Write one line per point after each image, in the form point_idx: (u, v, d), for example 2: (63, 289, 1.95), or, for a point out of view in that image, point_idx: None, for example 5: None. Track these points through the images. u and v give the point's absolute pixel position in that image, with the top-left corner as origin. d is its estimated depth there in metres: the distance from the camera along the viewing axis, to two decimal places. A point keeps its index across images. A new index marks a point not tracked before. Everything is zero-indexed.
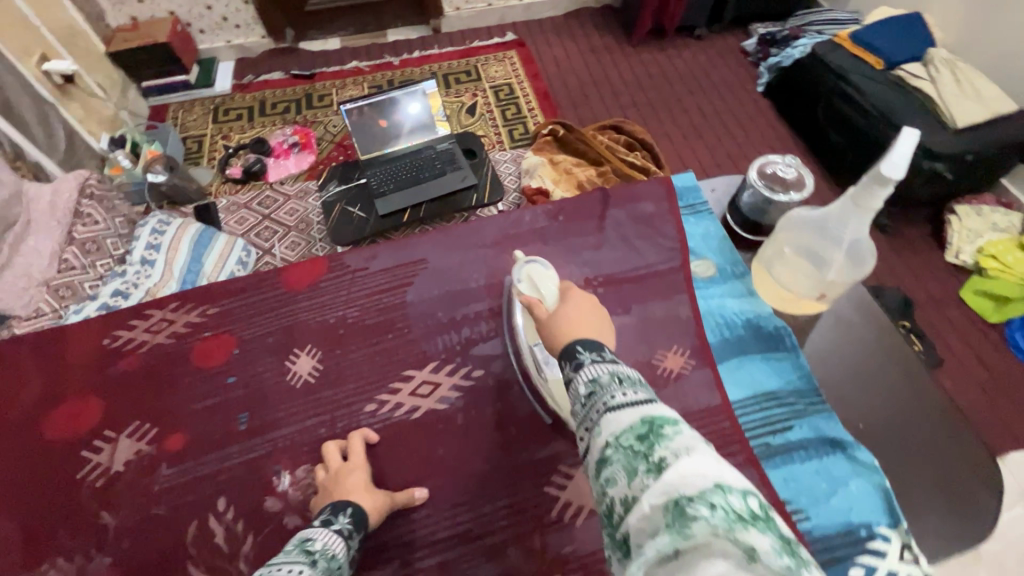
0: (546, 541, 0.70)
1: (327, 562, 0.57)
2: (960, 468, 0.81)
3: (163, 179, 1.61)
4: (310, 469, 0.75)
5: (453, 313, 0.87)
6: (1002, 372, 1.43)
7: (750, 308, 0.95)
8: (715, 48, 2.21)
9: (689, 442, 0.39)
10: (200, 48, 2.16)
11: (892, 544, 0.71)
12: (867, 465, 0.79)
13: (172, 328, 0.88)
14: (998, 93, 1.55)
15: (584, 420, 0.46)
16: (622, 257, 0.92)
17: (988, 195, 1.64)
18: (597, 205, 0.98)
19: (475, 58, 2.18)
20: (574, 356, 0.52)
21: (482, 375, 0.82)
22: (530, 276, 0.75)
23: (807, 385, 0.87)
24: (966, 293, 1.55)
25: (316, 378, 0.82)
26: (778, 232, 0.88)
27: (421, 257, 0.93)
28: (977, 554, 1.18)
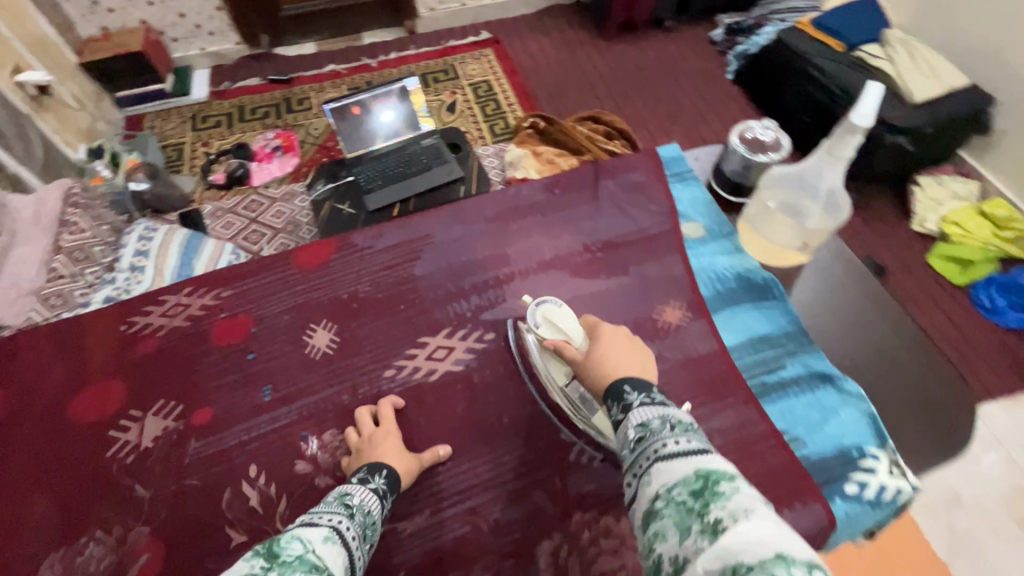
0: (566, 481, 0.75)
1: (364, 518, 0.59)
2: (943, 392, 0.85)
3: (146, 187, 1.62)
4: (337, 433, 0.77)
5: (460, 283, 0.90)
6: (971, 327, 1.52)
7: (736, 263, 0.97)
8: (684, 38, 2.29)
9: (744, 502, 0.41)
10: (174, 56, 2.14)
11: (881, 462, 0.76)
12: (855, 394, 0.82)
13: (187, 311, 0.89)
14: (951, 69, 1.65)
15: (635, 467, 0.51)
16: (617, 224, 0.96)
17: (947, 166, 1.75)
18: (589, 177, 1.02)
19: (452, 57, 2.21)
20: (623, 398, 0.58)
21: (494, 337, 0.85)
22: (548, 317, 0.78)
23: (796, 326, 0.90)
24: (933, 259, 1.63)
25: (334, 350, 0.84)
26: (759, 193, 0.93)
27: (425, 233, 0.95)
28: (959, 498, 1.25)
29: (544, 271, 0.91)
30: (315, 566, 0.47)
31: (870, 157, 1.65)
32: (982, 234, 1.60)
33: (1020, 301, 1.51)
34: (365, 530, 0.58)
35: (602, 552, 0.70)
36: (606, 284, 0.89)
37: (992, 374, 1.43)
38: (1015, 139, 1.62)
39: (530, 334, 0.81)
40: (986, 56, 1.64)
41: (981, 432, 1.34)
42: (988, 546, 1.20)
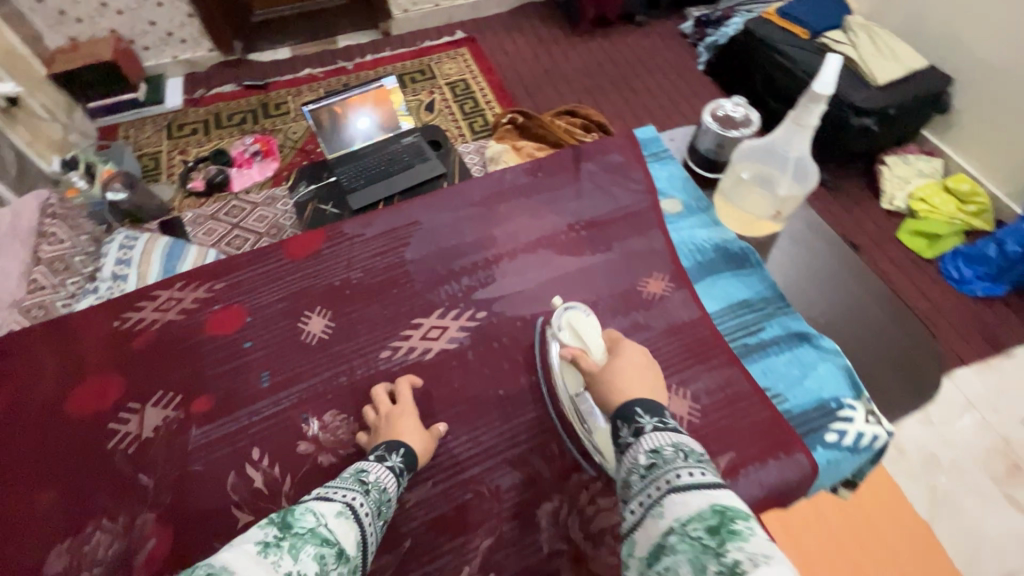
0: (563, 447, 0.77)
1: (379, 495, 0.60)
2: (913, 344, 0.88)
3: (124, 197, 1.59)
4: (337, 414, 0.78)
5: (450, 265, 0.92)
6: (941, 297, 1.58)
7: (715, 234, 0.99)
8: (655, 32, 2.34)
9: (763, 547, 0.40)
10: (146, 65, 2.12)
11: (858, 411, 0.79)
12: (831, 350, 0.84)
13: (180, 305, 0.89)
14: (911, 51, 1.71)
15: (643, 496, 0.49)
16: (599, 203, 0.99)
17: (912, 145, 1.82)
18: (570, 160, 1.04)
19: (428, 58, 2.22)
20: (634, 420, 0.57)
21: (485, 315, 0.87)
22: (572, 324, 0.76)
23: (775, 291, 0.92)
24: (903, 234, 1.70)
25: (330, 335, 0.85)
26: (729, 168, 0.97)
27: (413, 219, 0.97)
28: (937, 461, 1.31)
29: (531, 251, 0.93)
30: (327, 540, 0.49)
31: (838, 139, 1.70)
32: (948, 209, 1.67)
33: (986, 270, 1.56)
34: (380, 506, 0.59)
35: (600, 510, 0.72)
36: (591, 260, 0.92)
37: (962, 341, 1.50)
38: (974, 115, 1.69)
39: (552, 340, 0.80)
40: (943, 38, 1.71)
41: (955, 396, 1.40)
42: (967, 504, 1.25)
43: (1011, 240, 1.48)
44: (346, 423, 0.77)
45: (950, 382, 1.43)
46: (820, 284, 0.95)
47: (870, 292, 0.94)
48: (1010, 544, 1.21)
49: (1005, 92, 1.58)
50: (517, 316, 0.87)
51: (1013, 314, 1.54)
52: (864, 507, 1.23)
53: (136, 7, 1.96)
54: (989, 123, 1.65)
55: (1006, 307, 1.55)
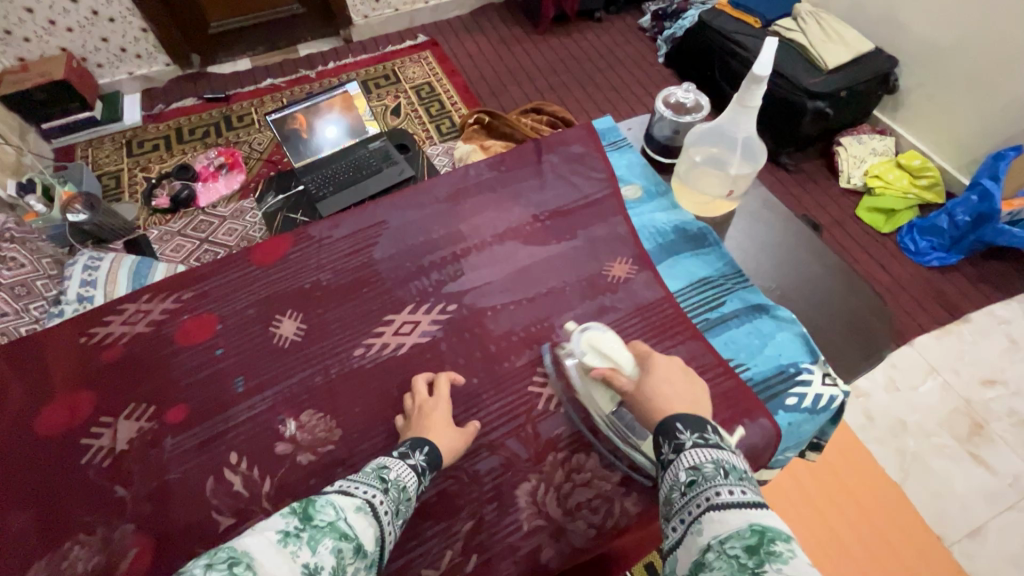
0: (538, 428, 0.78)
1: (398, 493, 0.60)
2: (862, 306, 0.93)
3: (85, 218, 1.55)
4: (313, 413, 0.78)
5: (419, 261, 0.93)
6: (900, 268, 1.65)
7: (674, 217, 1.00)
8: (615, 28, 2.38)
9: (803, 568, 0.41)
10: (101, 82, 2.07)
11: (816, 373, 0.81)
12: (788, 319, 0.87)
13: (148, 317, 0.88)
14: (857, 35, 1.77)
15: (684, 515, 0.51)
16: (562, 193, 1.01)
17: (865, 126, 1.89)
18: (531, 153, 1.06)
19: (391, 62, 2.23)
20: (675, 435, 0.58)
21: (456, 308, 0.88)
22: (593, 343, 0.74)
23: (732, 268, 0.93)
24: (861, 211, 1.76)
25: (302, 337, 0.85)
26: (683, 154, 0.99)
27: (380, 219, 0.98)
28: (905, 425, 1.36)
29: (498, 243, 0.95)
30: (346, 534, 0.50)
31: (795, 124, 1.75)
32: (901, 184, 1.75)
33: (939, 242, 1.64)
34: (397, 506, 0.59)
35: (576, 485, 0.74)
36: (557, 248, 0.94)
37: (922, 308, 1.56)
38: (922, 94, 1.76)
39: (574, 360, 0.78)
40: (885, 22, 1.78)
41: (918, 362, 1.46)
42: (935, 463, 1.31)
43: (960, 211, 1.57)
44: (323, 422, 0.77)
45: (914, 349, 1.49)
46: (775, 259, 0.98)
47: (821, 262, 0.98)
48: (976, 498, 1.27)
49: (950, 70, 1.65)
50: (487, 307, 0.88)
51: (968, 280, 1.61)
52: (838, 473, 1.28)
53: (87, 24, 1.92)
54: (935, 100, 1.73)
55: (961, 274, 1.62)
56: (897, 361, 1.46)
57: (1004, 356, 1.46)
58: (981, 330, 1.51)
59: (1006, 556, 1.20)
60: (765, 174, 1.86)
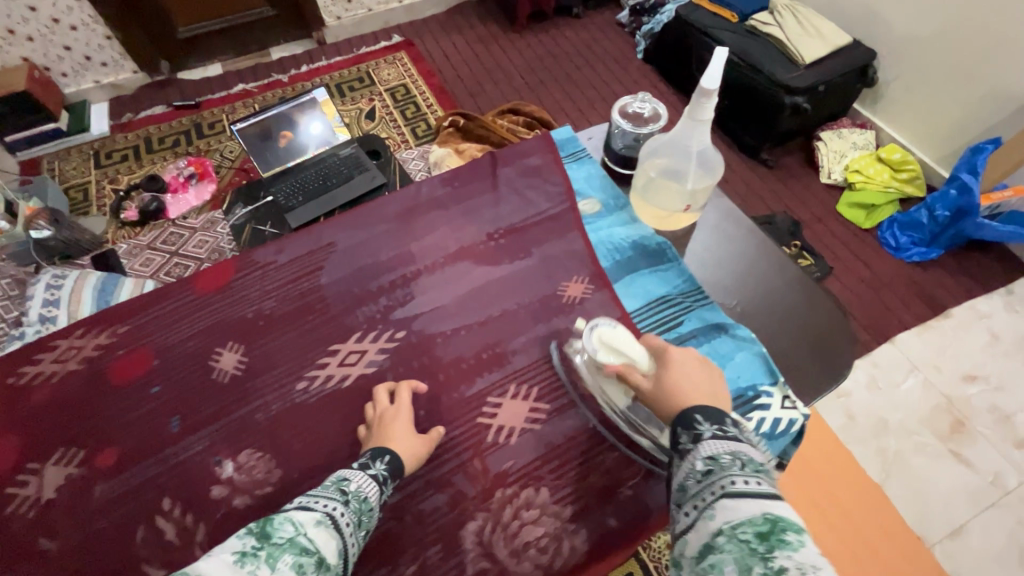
0: (486, 463, 0.75)
1: (359, 504, 0.60)
2: (824, 323, 0.89)
3: (49, 234, 1.51)
4: (252, 453, 0.75)
5: (367, 286, 0.90)
6: (880, 265, 1.63)
7: (633, 231, 0.97)
8: (593, 24, 2.35)
9: (814, 557, 0.41)
10: (66, 92, 2.02)
11: (775, 396, 0.78)
12: (747, 338, 0.84)
13: (81, 353, 0.85)
14: (834, 28, 1.75)
15: (697, 500, 0.50)
16: (518, 209, 0.98)
17: (845, 119, 1.86)
18: (487, 167, 1.04)
19: (366, 64, 2.18)
20: (694, 426, 0.57)
21: (405, 335, 0.85)
22: (605, 340, 0.74)
23: (691, 285, 0.91)
24: (841, 207, 1.74)
25: (243, 371, 0.82)
26: (640, 165, 0.92)
27: (328, 241, 0.94)
28: (886, 425, 1.35)
29: (450, 264, 0.92)
30: (306, 549, 0.50)
31: (773, 120, 1.73)
32: (883, 178, 1.73)
33: (920, 237, 1.63)
34: (360, 516, 0.59)
35: (524, 524, 0.71)
36: (511, 268, 0.92)
37: (901, 305, 1.54)
38: (902, 87, 1.74)
39: (584, 358, 0.78)
40: (862, 14, 1.76)
41: (900, 360, 1.45)
42: (916, 462, 1.30)
43: (939, 205, 1.57)
44: (262, 462, 0.74)
45: (895, 347, 1.47)
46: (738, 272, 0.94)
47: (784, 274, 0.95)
48: (958, 497, 1.26)
49: (930, 62, 1.63)
50: (437, 333, 0.85)
51: (949, 275, 1.60)
52: (824, 476, 1.25)
53: (48, 32, 1.86)
54: (915, 93, 1.71)
55: (942, 269, 1.61)
56: (878, 359, 1.45)
57: (985, 352, 1.45)
58: (962, 325, 1.50)
59: (985, 556, 1.20)
60: (745, 171, 1.84)
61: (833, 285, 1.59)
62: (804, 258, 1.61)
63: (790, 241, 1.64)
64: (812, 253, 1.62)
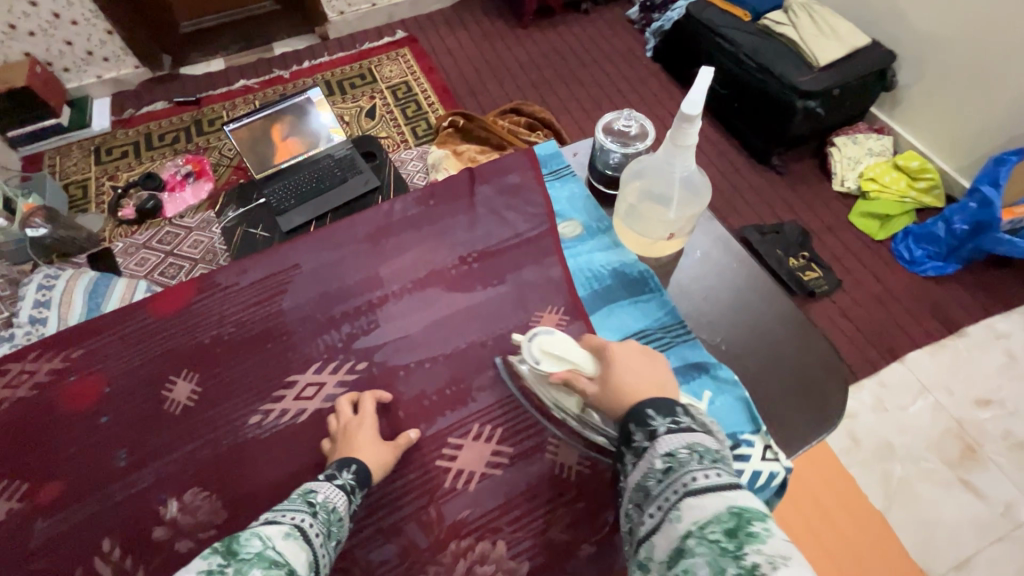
0: (443, 511, 0.68)
1: (328, 515, 0.56)
2: (818, 365, 0.78)
3: (45, 232, 1.50)
4: (199, 492, 0.69)
5: (330, 312, 0.82)
6: (893, 280, 1.55)
7: (615, 257, 0.86)
8: (602, 20, 2.28)
9: (781, 547, 0.40)
10: (69, 87, 2.01)
11: (756, 447, 0.68)
12: (729, 380, 0.73)
13: (32, 378, 0.80)
14: (852, 28, 1.67)
15: (661, 500, 0.48)
16: (493, 232, 0.89)
17: (861, 124, 1.78)
18: (464, 184, 0.94)
19: (368, 61, 2.14)
20: (647, 422, 0.55)
21: (367, 366, 0.78)
22: (546, 349, 0.69)
23: (673, 318, 0.79)
24: (854, 216, 1.66)
25: (196, 404, 0.75)
26: (623, 186, 0.82)
27: (294, 262, 0.86)
28: (892, 448, 1.29)
29: (418, 290, 0.83)
30: (276, 562, 0.47)
31: (785, 124, 1.65)
32: (899, 187, 1.66)
33: (936, 250, 1.56)
34: (329, 527, 0.56)
35: None
36: (485, 294, 0.83)
37: (914, 322, 1.48)
38: (921, 90, 1.65)
39: (528, 367, 0.72)
40: (883, 13, 1.67)
41: (910, 380, 1.38)
42: (923, 491, 1.24)
43: (957, 217, 1.49)
44: (207, 502, 0.69)
45: (905, 367, 1.41)
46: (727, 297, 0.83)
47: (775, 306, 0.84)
48: (965, 528, 1.20)
49: (954, 63, 1.54)
50: (399, 364, 0.78)
51: (966, 291, 1.52)
52: (821, 503, 1.21)
53: (49, 27, 1.85)
54: (935, 97, 1.63)
55: (958, 284, 1.53)
56: (886, 379, 1.39)
57: (1002, 375, 1.38)
58: (978, 345, 1.43)
59: None
60: (754, 177, 1.76)
61: (841, 300, 1.52)
62: (812, 270, 1.55)
63: (799, 252, 1.58)
64: (821, 265, 1.56)
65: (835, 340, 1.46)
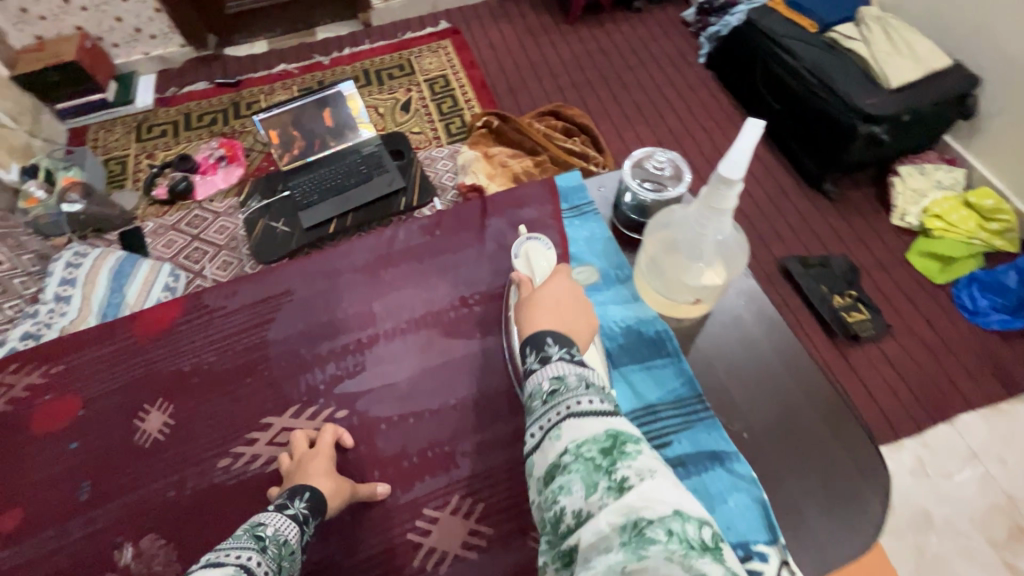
0: None
1: (278, 549, 0.51)
2: (852, 471, 0.63)
3: (80, 208, 1.52)
4: (155, 539, 0.66)
5: (316, 348, 0.77)
6: (951, 332, 1.41)
7: (632, 312, 0.74)
8: (655, 20, 2.15)
9: (652, 464, 0.39)
10: (117, 62, 2.04)
11: (770, 563, 0.56)
12: (746, 476, 0.61)
13: (10, 392, 0.79)
14: (932, 48, 1.51)
15: (543, 421, 0.45)
16: (500, 272, 0.81)
17: (930, 153, 1.62)
18: (475, 215, 0.87)
19: (408, 51, 2.08)
20: (543, 348, 0.50)
21: (347, 415, 0.71)
22: (528, 252, 0.73)
23: (688, 390, 0.67)
24: (913, 255, 1.52)
25: (165, 437, 0.72)
26: (644, 236, 0.70)
27: (285, 289, 0.82)
28: (930, 518, 1.18)
29: (411, 331, 0.77)
30: None
31: (843, 149, 1.52)
32: (967, 227, 1.50)
33: (1003, 301, 1.40)
34: (280, 562, 0.51)
35: None
36: (482, 343, 0.75)
37: (970, 381, 1.34)
38: (1003, 121, 1.49)
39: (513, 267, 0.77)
40: (969, 34, 1.50)
41: (957, 445, 1.26)
42: (961, 570, 1.13)
43: None
44: (163, 552, 0.65)
45: (954, 430, 1.28)
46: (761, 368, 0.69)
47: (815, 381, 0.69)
48: None
49: None
50: (381, 417, 0.71)
51: None
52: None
53: (101, 3, 1.87)
54: (1019, 131, 1.46)
55: None
56: (930, 441, 1.26)
57: None
58: None
59: None
60: (804, 203, 1.63)
61: (888, 348, 1.39)
62: (858, 311, 1.41)
63: (846, 289, 1.45)
64: (870, 306, 1.42)
65: (877, 394, 1.33)
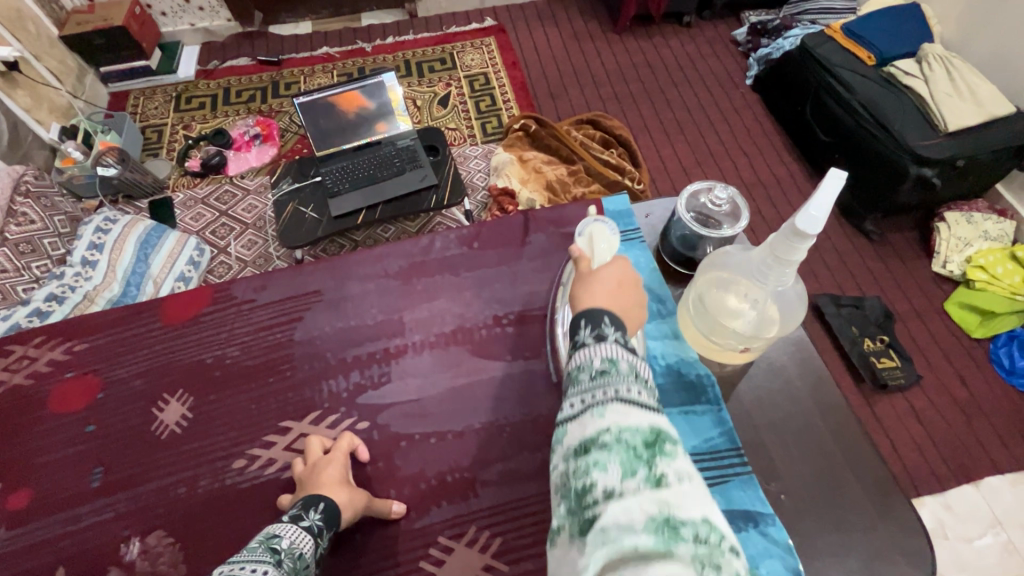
0: None
1: (293, 563, 0.53)
2: (894, 551, 0.59)
3: (114, 172, 1.52)
4: (163, 536, 0.65)
5: (342, 354, 0.75)
6: (984, 392, 1.35)
7: (672, 349, 0.71)
8: (704, 37, 2.11)
9: (690, 469, 0.36)
10: (163, 31, 2.05)
11: None
12: (781, 543, 0.57)
13: (33, 366, 0.79)
14: (996, 93, 1.43)
15: (585, 394, 0.40)
16: (536, 294, 0.79)
17: (981, 201, 1.55)
18: (515, 231, 0.85)
19: (451, 45, 2.06)
20: (600, 326, 0.45)
21: (368, 428, 0.70)
22: (592, 233, 0.66)
23: (726, 442, 0.64)
24: (951, 306, 1.46)
25: (182, 430, 0.71)
26: (696, 275, 0.68)
27: (316, 288, 0.81)
28: None
29: (440, 346, 0.75)
30: None
31: (890, 189, 1.47)
32: (1011, 281, 1.41)
33: None
34: None
35: None
36: (512, 367, 0.73)
37: (1001, 445, 1.28)
38: None
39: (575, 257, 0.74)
40: None
41: (980, 509, 1.21)
42: None
43: None
44: (169, 551, 0.64)
45: (979, 493, 1.23)
46: (802, 433, 0.66)
47: (862, 453, 0.65)
48: None
49: None
50: (403, 435, 0.69)
51: None
52: None
53: None
54: None
55: None
56: (953, 502, 1.22)
57: None
58: None
59: None
60: (842, 241, 1.58)
61: (917, 401, 1.34)
62: (890, 359, 1.36)
63: (879, 334, 1.40)
64: (902, 354, 1.37)
65: (902, 447, 1.28)
